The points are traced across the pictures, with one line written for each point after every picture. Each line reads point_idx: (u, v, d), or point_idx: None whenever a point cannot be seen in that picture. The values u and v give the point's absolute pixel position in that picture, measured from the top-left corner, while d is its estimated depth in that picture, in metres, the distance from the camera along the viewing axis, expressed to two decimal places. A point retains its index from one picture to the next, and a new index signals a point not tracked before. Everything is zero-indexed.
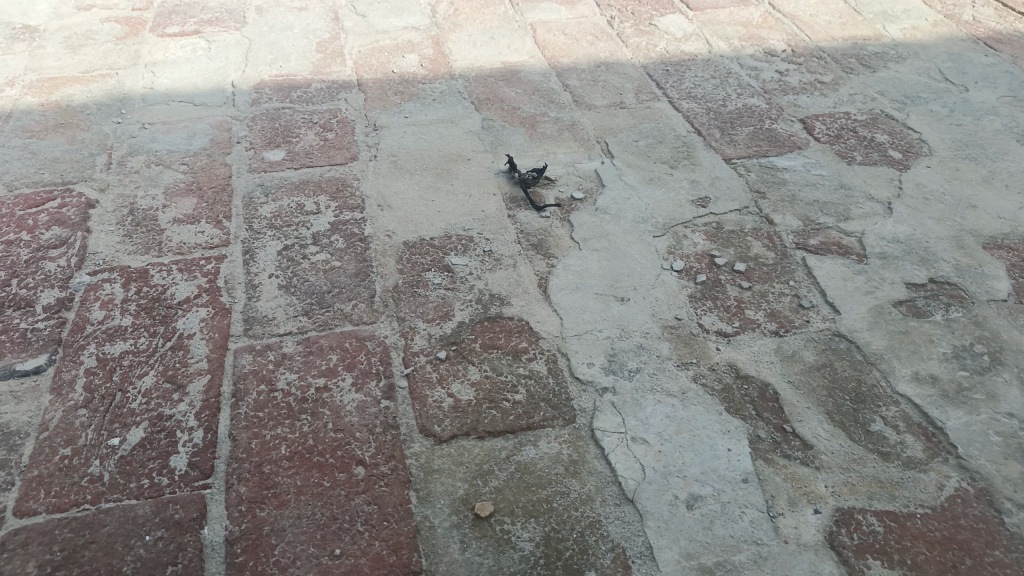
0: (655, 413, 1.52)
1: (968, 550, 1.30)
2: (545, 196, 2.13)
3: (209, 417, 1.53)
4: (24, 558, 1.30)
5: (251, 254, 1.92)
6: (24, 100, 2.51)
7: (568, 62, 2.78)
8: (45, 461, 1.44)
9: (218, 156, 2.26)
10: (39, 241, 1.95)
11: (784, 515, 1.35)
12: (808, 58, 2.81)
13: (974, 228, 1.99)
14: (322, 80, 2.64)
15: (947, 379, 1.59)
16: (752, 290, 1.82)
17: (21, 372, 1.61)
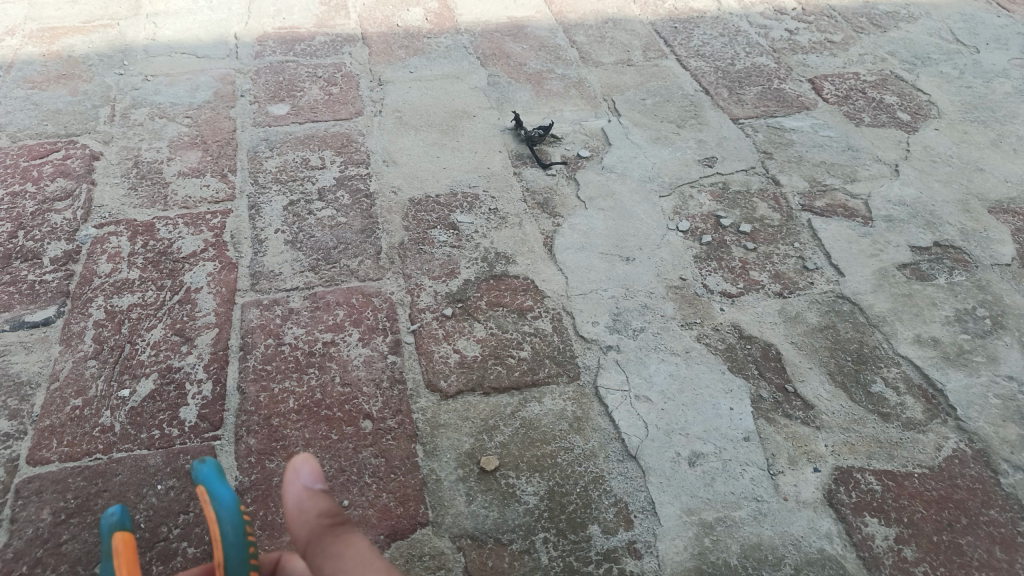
0: (659, 371, 1.54)
1: (963, 509, 1.33)
2: (551, 154, 2.12)
3: (218, 369, 1.54)
4: (39, 505, 1.32)
5: (256, 209, 1.91)
6: (25, 49, 2.48)
7: (575, 17, 2.74)
8: (57, 411, 1.46)
9: (222, 109, 2.25)
10: (44, 193, 1.94)
11: (784, 473, 1.37)
12: (819, 16, 2.77)
13: (981, 193, 1.99)
14: (326, 33, 2.61)
15: (948, 343, 1.60)
16: (757, 252, 1.82)
17: (31, 323, 1.62)
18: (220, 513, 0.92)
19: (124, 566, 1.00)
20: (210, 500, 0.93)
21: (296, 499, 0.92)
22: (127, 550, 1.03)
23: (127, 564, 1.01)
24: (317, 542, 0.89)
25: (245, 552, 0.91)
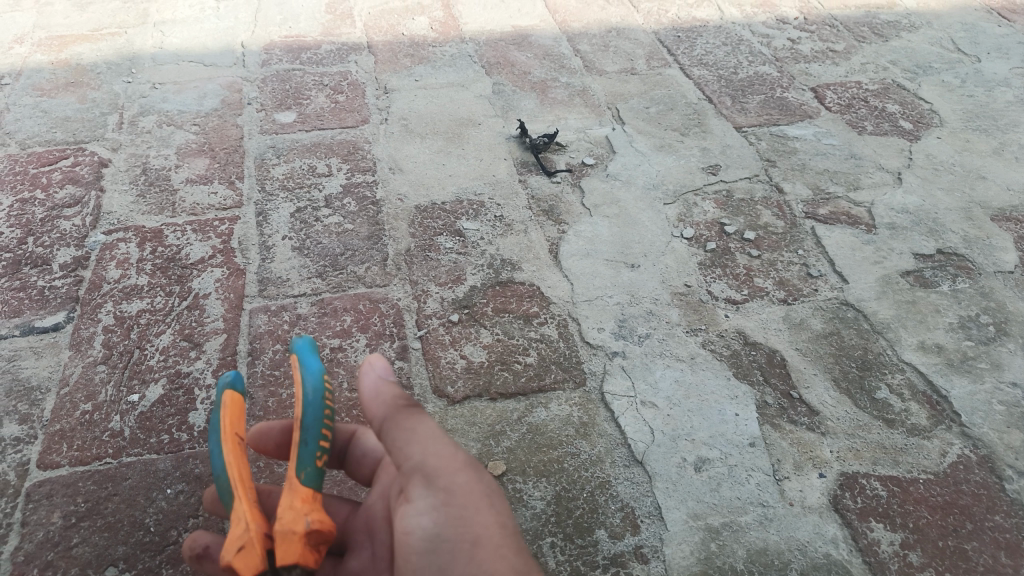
0: (665, 377, 1.55)
1: (968, 514, 1.34)
2: (556, 162, 2.13)
3: (226, 375, 1.55)
4: (49, 509, 1.33)
5: (263, 216, 1.93)
6: (34, 58, 2.50)
7: (579, 26, 2.76)
8: (66, 416, 1.47)
9: (229, 117, 2.26)
10: (53, 200, 1.96)
11: (790, 479, 1.38)
12: (821, 26, 2.79)
13: (983, 201, 2.01)
14: (332, 41, 2.63)
15: (952, 349, 1.61)
16: (762, 259, 1.83)
17: (40, 329, 1.64)
18: (306, 377, 1.08)
19: (229, 417, 1.12)
20: (299, 367, 1.10)
21: (368, 390, 1.10)
22: (232, 407, 1.13)
23: (231, 420, 1.12)
24: (391, 417, 1.07)
25: (320, 415, 1.09)
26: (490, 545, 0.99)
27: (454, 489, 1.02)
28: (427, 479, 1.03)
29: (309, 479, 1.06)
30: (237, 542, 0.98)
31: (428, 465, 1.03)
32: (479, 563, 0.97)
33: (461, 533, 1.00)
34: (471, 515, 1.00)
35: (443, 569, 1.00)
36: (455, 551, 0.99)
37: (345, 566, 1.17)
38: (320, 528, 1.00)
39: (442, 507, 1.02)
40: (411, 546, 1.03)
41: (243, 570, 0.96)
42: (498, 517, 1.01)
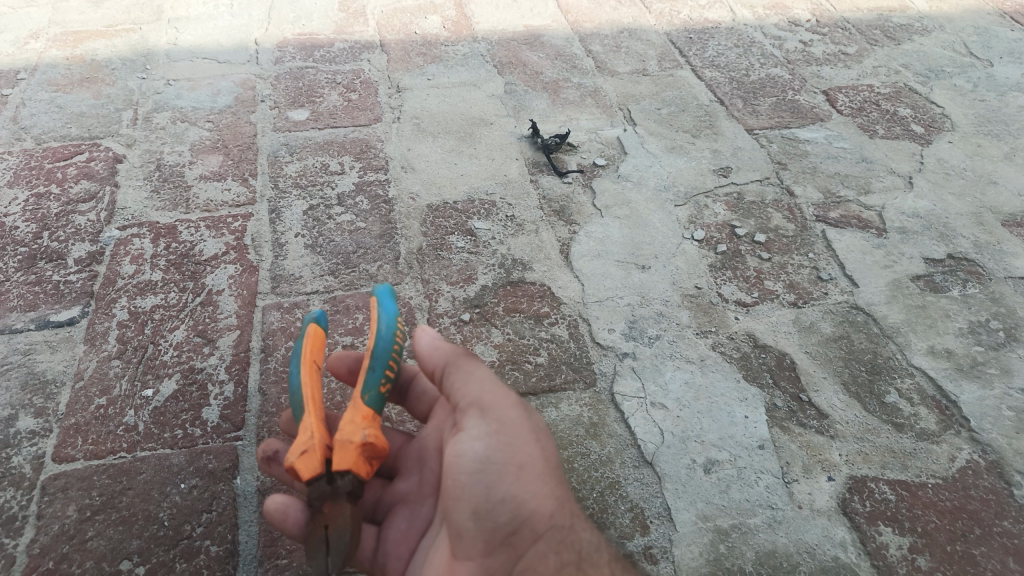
0: (675, 379, 1.56)
1: (976, 519, 1.34)
2: (567, 162, 2.14)
3: (240, 371, 1.57)
4: (65, 502, 1.34)
5: (277, 213, 1.94)
6: (49, 53, 2.52)
7: (591, 27, 2.76)
8: (82, 410, 1.49)
9: (243, 114, 2.28)
10: (68, 195, 1.97)
11: (798, 481, 1.39)
12: (833, 28, 2.79)
13: (994, 206, 2.01)
14: (344, 39, 2.64)
15: (962, 354, 1.62)
16: (772, 261, 1.84)
17: (56, 323, 1.65)
18: (382, 317, 1.22)
19: (310, 346, 1.22)
20: (378, 308, 1.23)
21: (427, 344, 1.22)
22: (315, 339, 1.24)
23: (312, 349, 1.23)
24: (452, 361, 1.21)
25: (391, 347, 1.21)
26: (535, 470, 1.13)
27: (506, 420, 1.15)
28: (481, 411, 1.16)
29: (371, 400, 1.16)
30: (300, 446, 1.09)
31: (483, 400, 1.17)
32: (525, 485, 1.11)
33: (510, 458, 1.12)
34: (521, 444, 1.14)
35: (488, 488, 1.10)
36: (503, 474, 1.11)
37: (392, 489, 1.28)
38: (375, 442, 1.11)
39: (493, 434, 1.13)
40: (461, 468, 1.12)
41: (303, 471, 1.07)
42: (542, 448, 1.15)
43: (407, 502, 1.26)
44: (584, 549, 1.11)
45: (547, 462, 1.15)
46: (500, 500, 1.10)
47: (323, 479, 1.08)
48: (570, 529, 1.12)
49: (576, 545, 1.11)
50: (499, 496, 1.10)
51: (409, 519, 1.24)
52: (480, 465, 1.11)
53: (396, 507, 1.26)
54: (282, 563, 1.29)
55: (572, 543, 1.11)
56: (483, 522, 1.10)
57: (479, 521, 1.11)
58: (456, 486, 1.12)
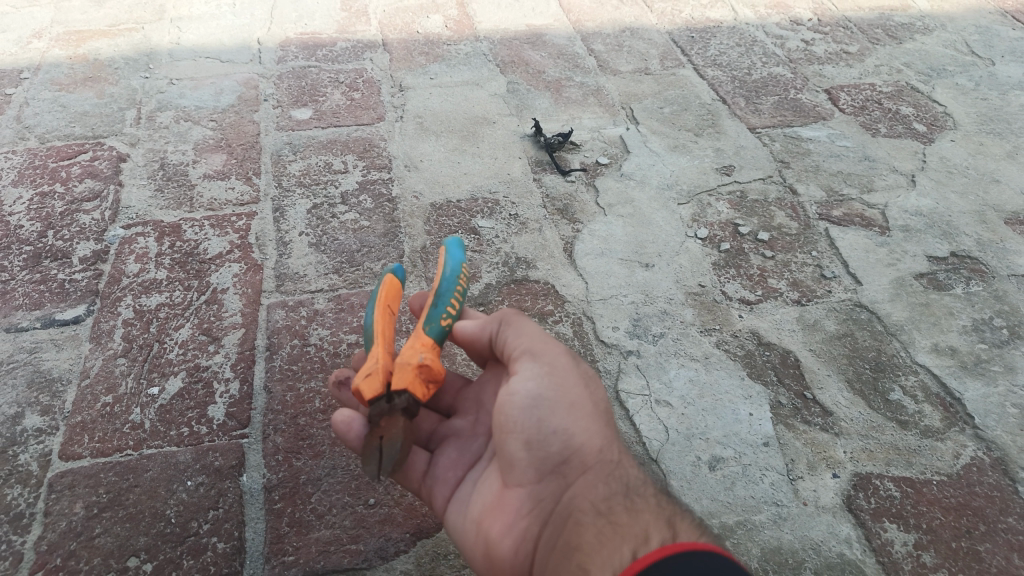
0: (679, 377, 1.56)
1: (981, 516, 1.35)
2: (570, 161, 2.14)
3: (245, 369, 1.57)
4: (72, 499, 1.35)
5: (281, 212, 1.94)
6: (52, 52, 2.52)
7: (593, 26, 2.77)
8: (88, 408, 1.49)
9: (246, 113, 2.28)
10: (72, 194, 1.98)
11: (803, 478, 1.39)
12: (835, 27, 2.79)
13: (997, 204, 2.01)
14: (347, 39, 2.64)
15: (965, 352, 1.62)
16: (775, 260, 1.84)
17: (61, 321, 1.65)
18: (449, 262, 1.30)
19: (387, 291, 1.30)
20: (446, 256, 1.31)
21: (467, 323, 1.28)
22: (392, 285, 1.31)
23: (389, 295, 1.30)
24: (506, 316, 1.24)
25: (454, 289, 1.28)
26: (585, 410, 1.13)
27: (557, 363, 1.17)
28: (532, 355, 1.17)
29: (433, 331, 1.22)
30: (366, 369, 1.15)
31: (534, 346, 1.19)
32: (576, 420, 1.12)
33: (562, 396, 1.13)
34: (572, 385, 1.15)
35: (542, 421, 1.11)
36: (554, 408, 1.12)
37: (448, 424, 1.30)
38: (432, 365, 1.16)
39: (546, 375, 1.15)
40: (514, 404, 1.13)
41: (366, 390, 1.13)
42: (592, 394, 1.16)
43: (459, 436, 1.27)
44: (632, 481, 1.06)
45: (597, 406, 1.15)
46: (551, 432, 1.11)
47: (383, 398, 1.13)
48: (618, 464, 1.09)
49: (624, 479, 1.06)
50: (550, 428, 1.11)
51: (460, 451, 1.25)
52: (533, 400, 1.12)
53: (447, 440, 1.27)
54: (289, 560, 1.28)
55: (620, 476, 1.06)
56: (534, 453, 1.11)
57: (529, 452, 1.11)
58: (509, 419, 1.13)
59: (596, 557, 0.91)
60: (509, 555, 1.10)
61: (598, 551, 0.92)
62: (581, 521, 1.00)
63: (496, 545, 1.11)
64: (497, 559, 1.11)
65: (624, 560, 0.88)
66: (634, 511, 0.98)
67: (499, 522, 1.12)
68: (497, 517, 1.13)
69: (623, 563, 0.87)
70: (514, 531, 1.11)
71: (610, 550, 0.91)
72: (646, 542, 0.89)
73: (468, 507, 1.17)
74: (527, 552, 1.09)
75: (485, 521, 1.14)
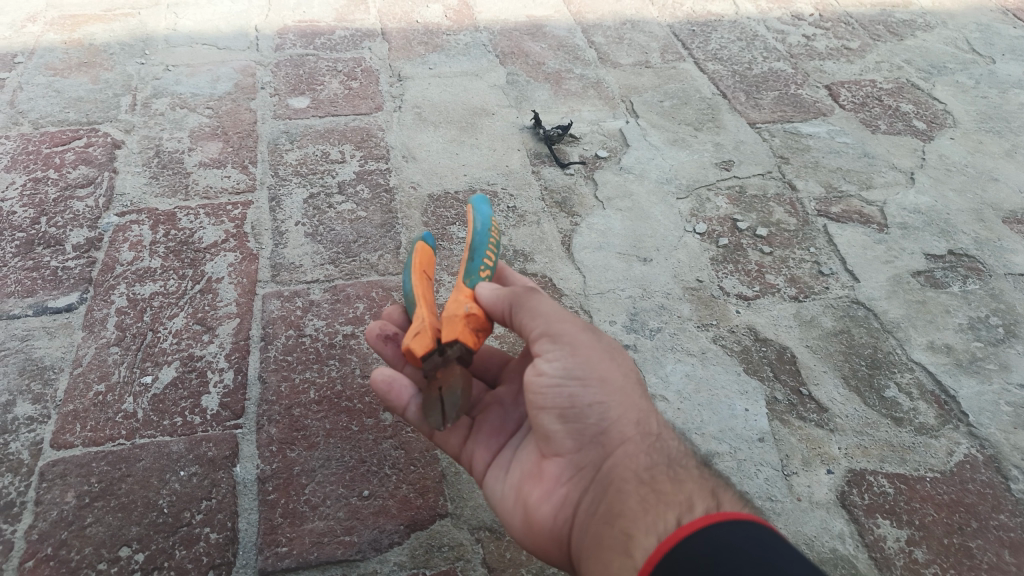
0: (675, 371, 1.56)
1: (974, 513, 1.35)
2: (569, 154, 2.13)
3: (239, 359, 1.56)
4: (64, 488, 1.34)
5: (277, 201, 1.93)
6: (47, 37, 2.50)
7: (593, 18, 2.75)
8: (80, 396, 1.48)
9: (243, 101, 2.26)
10: (66, 180, 1.96)
11: (798, 474, 1.39)
12: (836, 23, 2.78)
13: (995, 202, 2.01)
14: (345, 28, 2.62)
15: (961, 350, 1.62)
16: (773, 255, 1.84)
17: (54, 309, 1.64)
18: (478, 216, 1.35)
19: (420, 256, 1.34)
20: (473, 212, 1.36)
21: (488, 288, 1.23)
22: (422, 252, 1.35)
23: (421, 260, 1.34)
24: (518, 295, 1.18)
25: (488, 242, 1.33)
26: (619, 383, 1.12)
27: (580, 342, 1.13)
28: (551, 337, 1.14)
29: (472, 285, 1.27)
30: (414, 329, 1.18)
31: (552, 326, 1.14)
32: (606, 397, 1.10)
33: (593, 372, 1.11)
34: (599, 362, 1.12)
35: (573, 400, 1.10)
36: (585, 383, 1.10)
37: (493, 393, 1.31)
38: (477, 315, 1.21)
39: (571, 354, 1.12)
40: (542, 384, 1.11)
41: (417, 347, 1.15)
42: (622, 366, 1.13)
43: (501, 405, 1.28)
44: (672, 453, 1.06)
45: (629, 378, 1.13)
46: (586, 406, 1.09)
47: (435, 353, 1.16)
48: (657, 436, 1.08)
49: (665, 451, 1.06)
50: (583, 404, 1.09)
51: (501, 419, 1.26)
52: (563, 377, 1.10)
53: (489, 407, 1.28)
54: (282, 551, 1.28)
55: (661, 448, 1.06)
56: (569, 427, 1.11)
57: (565, 425, 1.11)
58: (539, 398, 1.11)
59: (640, 523, 0.93)
60: (548, 522, 1.11)
61: (641, 517, 0.94)
62: (623, 489, 1.00)
63: (535, 514, 1.12)
64: (536, 527, 1.12)
65: (668, 527, 0.90)
66: (677, 480, 0.99)
67: (537, 490, 1.13)
68: (537, 486, 1.13)
69: (668, 531, 0.89)
70: (553, 499, 1.11)
71: (653, 516, 0.93)
72: (691, 509, 0.92)
73: (507, 475, 1.19)
74: (566, 519, 1.10)
75: (524, 490, 1.14)
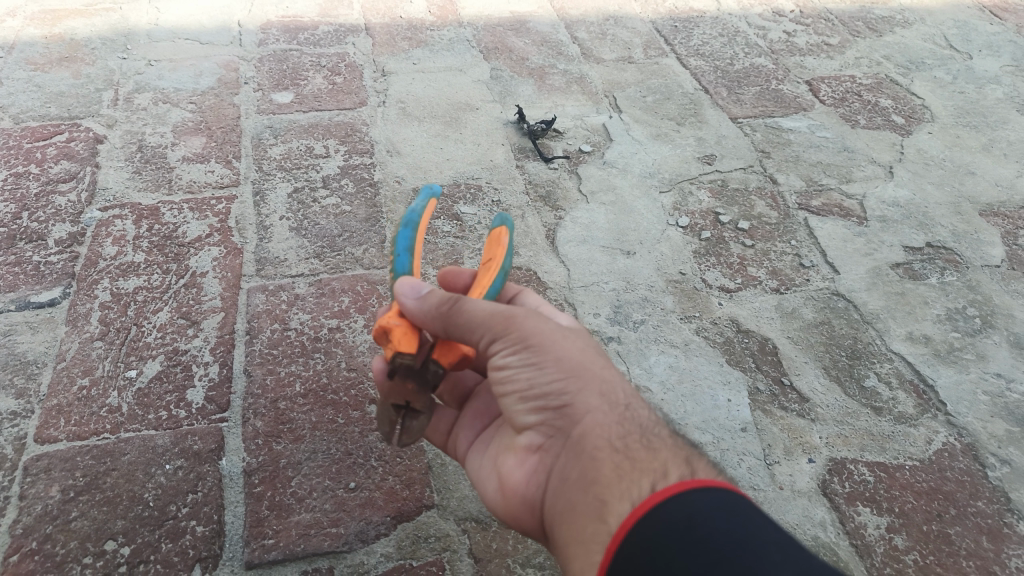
0: (659, 363, 1.58)
1: (952, 500, 1.37)
2: (553, 148, 2.15)
3: (224, 353, 1.56)
4: (48, 482, 1.33)
5: (261, 196, 1.93)
6: (27, 31, 2.48)
7: (577, 14, 2.76)
8: (64, 391, 1.47)
9: (226, 96, 2.25)
10: (47, 175, 1.95)
11: (780, 463, 1.41)
12: (817, 19, 2.81)
13: (972, 196, 2.05)
14: (329, 23, 2.62)
15: (939, 340, 1.65)
16: (755, 248, 1.86)
17: (36, 304, 1.63)
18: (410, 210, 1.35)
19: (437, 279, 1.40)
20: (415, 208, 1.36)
21: (414, 293, 1.17)
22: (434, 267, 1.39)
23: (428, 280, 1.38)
24: (440, 314, 1.12)
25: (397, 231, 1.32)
26: (577, 359, 1.08)
27: (526, 333, 1.09)
28: (495, 337, 1.11)
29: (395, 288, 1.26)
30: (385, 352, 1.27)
31: (492, 325, 1.11)
32: (560, 378, 1.06)
33: (545, 357, 1.07)
34: (549, 347, 1.08)
35: (529, 387, 1.08)
36: (542, 366, 1.07)
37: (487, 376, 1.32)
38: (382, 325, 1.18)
39: (518, 347, 1.09)
40: (501, 377, 1.11)
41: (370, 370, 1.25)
42: (578, 345, 1.10)
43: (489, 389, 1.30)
44: (644, 422, 1.03)
45: (589, 354, 1.10)
46: (544, 388, 1.07)
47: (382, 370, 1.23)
48: (626, 406, 1.04)
49: (636, 420, 1.03)
50: (540, 388, 1.07)
51: (487, 403, 1.28)
52: (518, 364, 1.09)
53: (479, 393, 1.30)
54: (269, 543, 1.28)
55: (631, 417, 1.03)
56: (532, 408, 1.09)
57: (528, 405, 1.09)
58: (502, 386, 1.12)
59: (615, 490, 0.93)
60: (522, 487, 1.11)
61: (616, 484, 0.93)
62: (597, 457, 0.98)
63: (509, 481, 1.13)
64: (510, 494, 1.13)
65: (643, 493, 0.90)
66: (651, 448, 0.97)
67: (511, 461, 1.14)
68: (513, 458, 1.14)
69: (641, 496, 0.89)
70: (524, 468, 1.12)
71: (627, 483, 0.93)
72: (664, 477, 0.91)
73: (489, 451, 1.20)
74: (539, 484, 1.09)
75: (500, 462, 1.16)
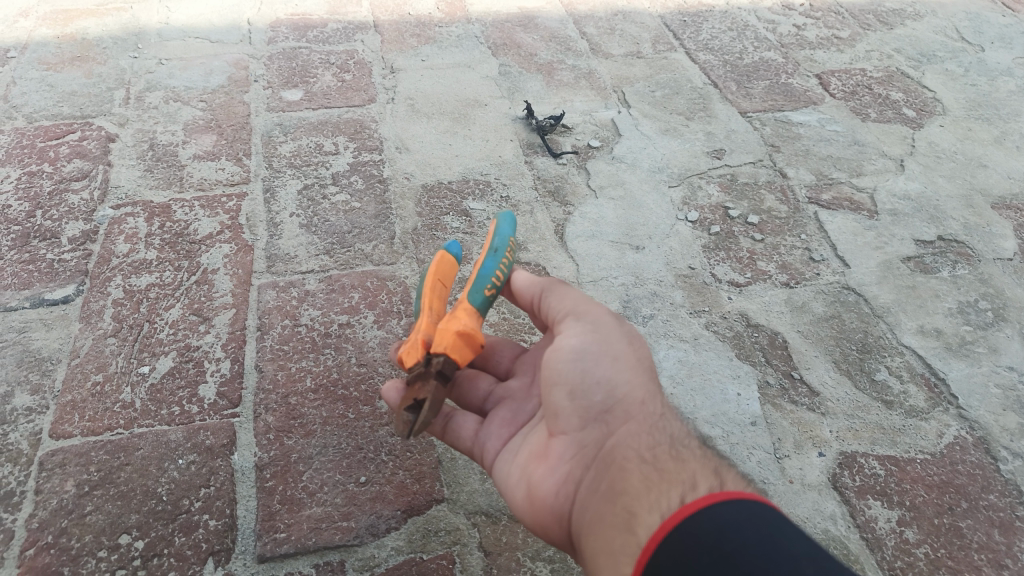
0: (668, 357, 1.57)
1: (963, 493, 1.37)
2: (562, 144, 2.15)
3: (236, 349, 1.57)
4: (63, 477, 1.35)
5: (271, 193, 1.94)
6: (40, 31, 2.50)
7: (585, 9, 2.76)
8: (78, 387, 1.49)
9: (236, 94, 2.27)
10: (60, 174, 1.96)
11: (789, 457, 1.41)
12: (827, 13, 2.80)
13: (984, 188, 2.03)
14: (338, 20, 2.62)
15: (951, 333, 1.64)
16: (765, 243, 1.85)
17: (50, 301, 1.65)
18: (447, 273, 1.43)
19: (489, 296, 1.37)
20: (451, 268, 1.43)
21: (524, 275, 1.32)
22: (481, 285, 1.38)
23: None
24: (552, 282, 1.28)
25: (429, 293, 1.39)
26: (629, 362, 1.16)
27: (599, 323, 1.19)
28: (575, 315, 1.21)
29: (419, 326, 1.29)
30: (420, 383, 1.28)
31: (578, 306, 1.22)
32: (619, 373, 1.14)
33: (607, 350, 1.16)
34: (613, 342, 1.17)
35: (585, 375, 1.13)
36: (599, 360, 1.14)
37: (504, 386, 1.33)
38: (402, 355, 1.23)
39: (589, 333, 1.18)
40: (560, 358, 1.16)
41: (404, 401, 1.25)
42: (638, 351, 1.18)
43: (513, 398, 1.30)
44: (675, 433, 1.07)
45: (642, 364, 1.17)
46: (595, 382, 1.13)
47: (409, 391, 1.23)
48: (660, 417, 1.10)
49: (667, 431, 1.08)
50: (593, 379, 1.13)
51: (512, 412, 1.27)
52: (582, 349, 1.15)
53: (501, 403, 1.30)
54: (281, 537, 1.29)
55: (663, 428, 1.08)
56: (579, 404, 1.12)
57: (573, 402, 1.13)
58: (555, 372, 1.16)
59: (644, 501, 0.94)
60: (551, 498, 1.11)
61: (645, 495, 0.95)
62: (625, 466, 1.02)
63: (538, 490, 1.12)
64: (537, 501, 1.12)
65: (672, 504, 0.91)
66: (679, 459, 1.00)
67: (542, 468, 1.14)
68: (543, 464, 1.14)
69: (671, 508, 0.90)
70: (556, 476, 1.12)
71: (656, 494, 0.94)
72: (693, 488, 0.92)
73: (513, 458, 1.19)
74: (568, 495, 1.10)
75: (529, 468, 1.15)
